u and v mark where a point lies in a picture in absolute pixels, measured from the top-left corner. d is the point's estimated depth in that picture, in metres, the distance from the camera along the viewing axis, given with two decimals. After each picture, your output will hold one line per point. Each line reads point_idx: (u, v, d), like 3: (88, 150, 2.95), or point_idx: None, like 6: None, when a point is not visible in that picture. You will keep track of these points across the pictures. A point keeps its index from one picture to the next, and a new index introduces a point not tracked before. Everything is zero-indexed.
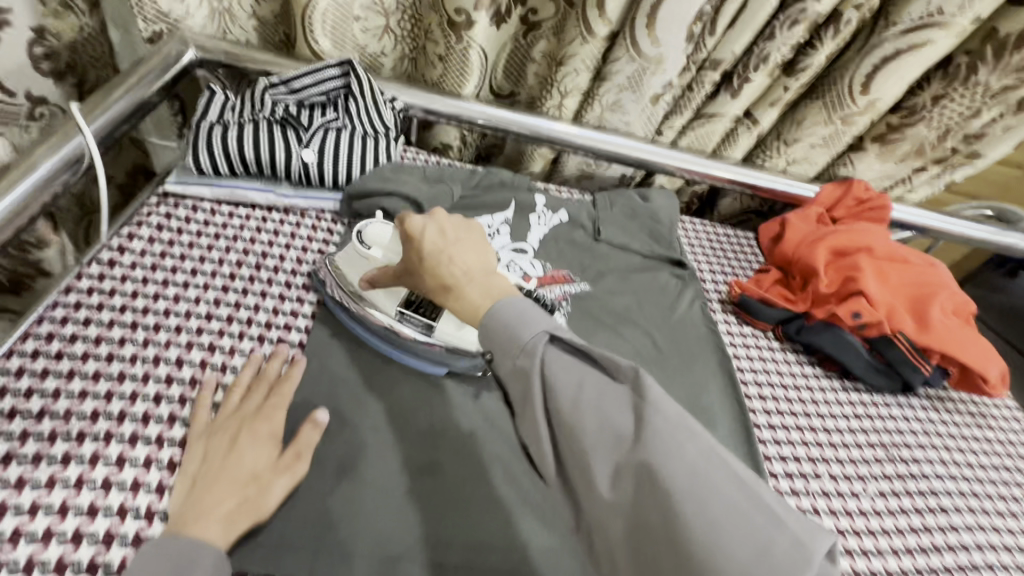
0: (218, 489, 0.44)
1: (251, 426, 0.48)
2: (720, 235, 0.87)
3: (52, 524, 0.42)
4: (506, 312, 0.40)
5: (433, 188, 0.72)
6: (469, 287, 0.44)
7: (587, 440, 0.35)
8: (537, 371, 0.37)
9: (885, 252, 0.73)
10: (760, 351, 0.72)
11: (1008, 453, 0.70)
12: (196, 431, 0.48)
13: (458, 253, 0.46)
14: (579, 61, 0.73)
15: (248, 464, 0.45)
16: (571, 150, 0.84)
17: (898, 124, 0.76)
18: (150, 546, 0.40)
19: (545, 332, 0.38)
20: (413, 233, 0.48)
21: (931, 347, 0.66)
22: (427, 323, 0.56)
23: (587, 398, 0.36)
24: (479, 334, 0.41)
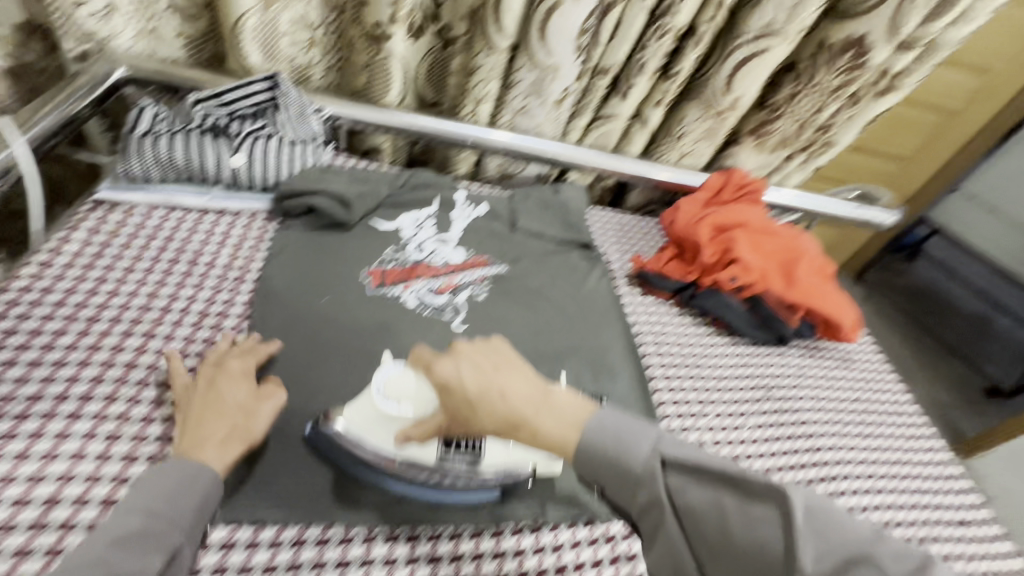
0: (214, 422, 0.51)
1: (219, 374, 0.56)
2: (628, 222, 0.98)
3: (35, 475, 0.48)
4: (603, 436, 0.45)
5: (360, 187, 0.79)
6: (543, 419, 0.47)
7: (733, 551, 0.41)
8: (664, 500, 0.43)
9: (758, 226, 0.85)
10: (659, 316, 0.82)
11: (866, 388, 0.83)
12: (178, 387, 0.55)
13: (508, 384, 0.49)
14: (486, 71, 0.83)
15: (234, 400, 0.54)
16: (490, 152, 0.93)
17: (765, 119, 0.89)
18: (149, 474, 0.47)
19: (656, 457, 0.44)
20: (451, 381, 0.49)
21: (795, 302, 0.78)
22: (473, 457, 0.57)
23: (730, 520, 0.41)
24: (580, 466, 0.45)
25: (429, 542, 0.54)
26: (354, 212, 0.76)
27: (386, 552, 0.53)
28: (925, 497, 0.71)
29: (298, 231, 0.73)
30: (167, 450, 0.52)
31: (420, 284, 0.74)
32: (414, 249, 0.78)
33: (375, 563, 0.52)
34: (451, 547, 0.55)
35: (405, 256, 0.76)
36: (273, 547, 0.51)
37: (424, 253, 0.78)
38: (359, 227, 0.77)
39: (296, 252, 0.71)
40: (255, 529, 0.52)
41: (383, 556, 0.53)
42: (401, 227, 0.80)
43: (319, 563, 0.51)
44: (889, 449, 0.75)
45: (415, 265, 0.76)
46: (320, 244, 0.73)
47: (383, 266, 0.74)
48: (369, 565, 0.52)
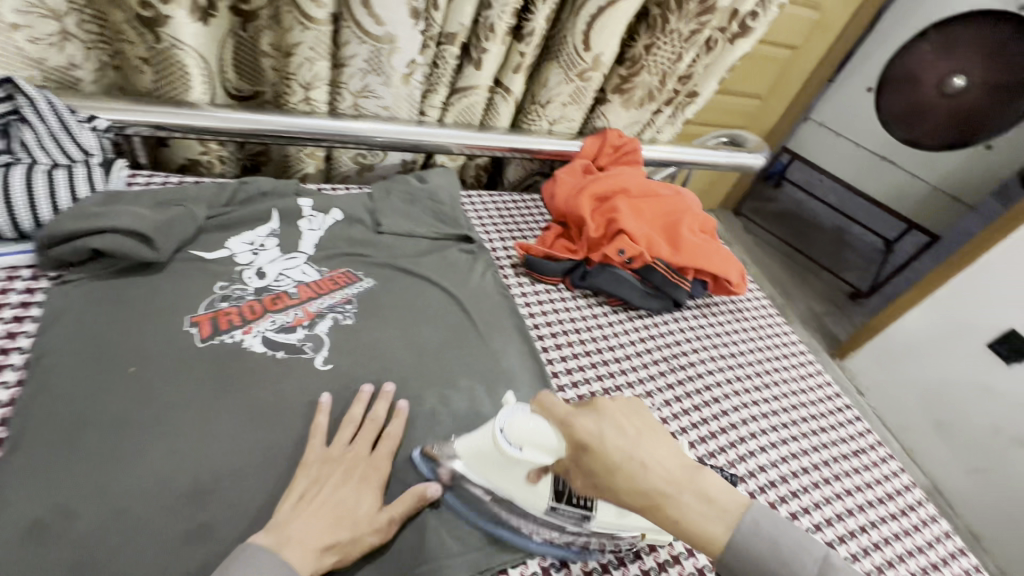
0: (317, 514, 0.46)
1: (365, 471, 0.51)
2: (508, 202, 0.90)
3: None
4: (756, 539, 0.44)
5: (166, 212, 0.62)
6: (684, 498, 0.45)
7: (772, 565, 0.43)
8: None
9: (639, 189, 0.81)
10: (554, 303, 0.76)
11: (759, 337, 0.85)
12: (309, 459, 0.50)
13: (648, 453, 0.46)
14: (308, 49, 0.68)
15: (359, 507, 0.48)
16: (338, 145, 0.79)
17: (626, 74, 0.85)
18: (247, 555, 0.42)
19: (823, 559, 0.43)
20: (588, 441, 0.46)
21: (684, 265, 0.76)
22: (584, 513, 0.51)
23: (779, 542, 0.44)
24: (715, 546, 0.44)
25: None
26: (161, 248, 0.59)
27: None
28: (822, 436, 0.74)
29: (84, 285, 0.56)
30: None
31: (267, 323, 0.60)
32: (253, 275, 0.64)
33: None
34: None
35: (243, 289, 0.62)
36: None
37: (266, 280, 0.64)
38: (175, 262, 0.61)
39: (82, 312, 0.54)
40: None
41: None
42: (234, 253, 0.65)
43: None
44: (785, 395, 0.77)
45: (258, 299, 0.62)
46: (118, 295, 0.57)
47: (213, 309, 0.59)
48: None
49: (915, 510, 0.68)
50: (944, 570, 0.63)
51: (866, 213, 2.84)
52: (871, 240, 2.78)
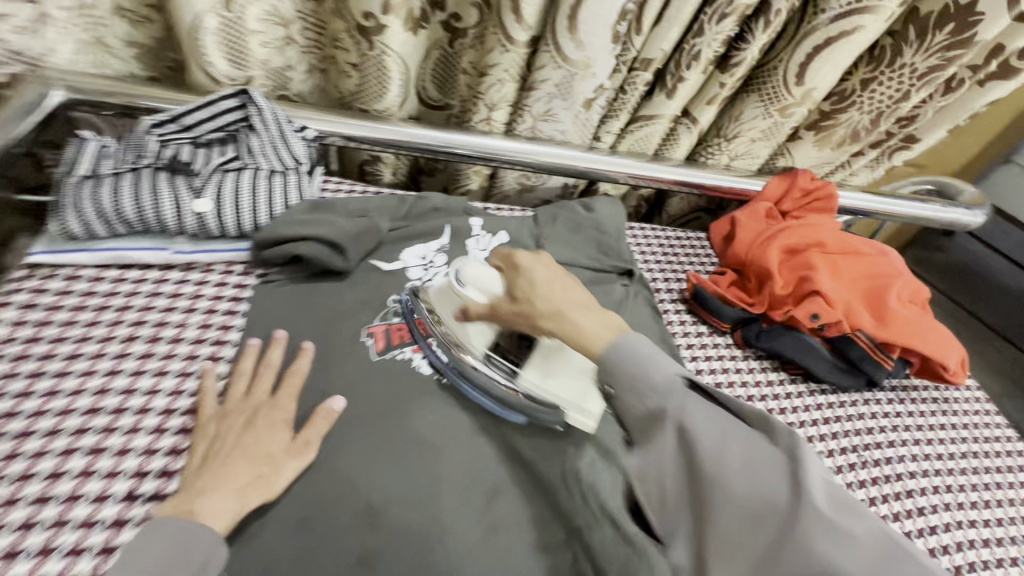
0: (227, 461, 0.46)
1: (265, 415, 0.50)
2: (671, 239, 0.83)
3: (15, 541, 0.42)
4: (629, 347, 0.40)
5: (357, 224, 0.64)
6: (576, 313, 0.46)
7: (709, 470, 0.34)
8: (672, 416, 0.36)
9: (836, 245, 0.71)
10: (722, 362, 0.68)
11: (969, 437, 0.70)
12: (205, 417, 0.49)
13: (566, 292, 0.49)
14: (502, 70, 0.68)
15: (269, 445, 0.47)
16: (507, 165, 0.79)
17: (830, 110, 0.73)
18: (148, 530, 0.40)
19: (680, 376, 0.38)
20: (523, 263, 0.51)
21: (892, 342, 0.64)
22: (514, 368, 0.57)
23: (727, 441, 0.35)
24: (599, 371, 0.41)
25: None
26: (348, 260, 0.62)
27: None
28: None
29: (283, 284, 0.60)
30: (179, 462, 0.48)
31: (434, 344, 0.60)
32: (423, 294, 0.64)
33: None
34: None
35: (413, 305, 0.63)
36: None
37: None
38: (358, 272, 0.64)
39: (281, 314, 0.58)
40: None
41: None
42: (407, 266, 0.66)
43: None
44: (1010, 520, 0.62)
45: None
46: (312, 299, 0.60)
47: (387, 322, 0.60)
48: None
49: None
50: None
51: None
52: None
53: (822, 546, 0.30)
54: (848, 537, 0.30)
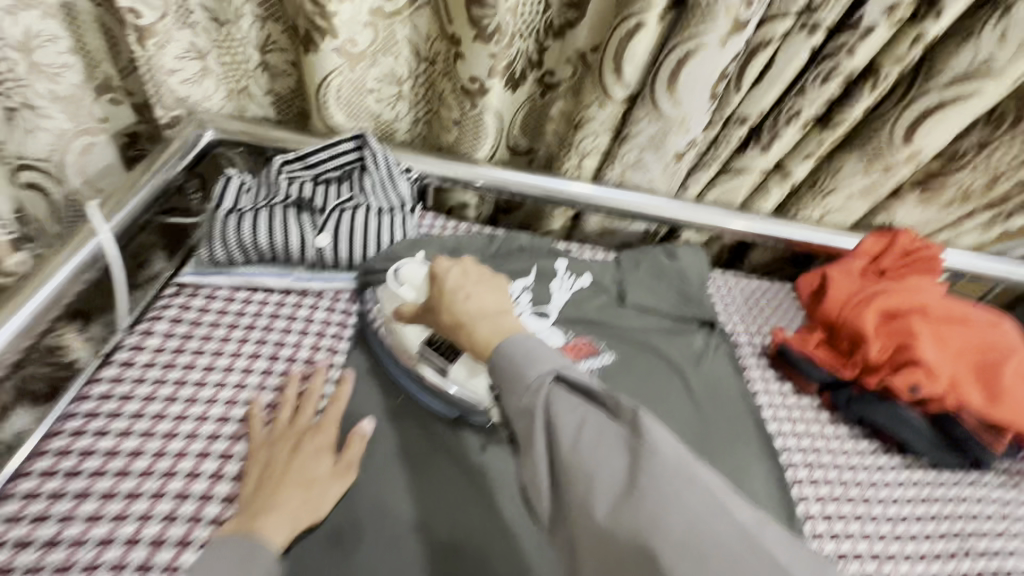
0: (273, 485, 0.50)
1: (310, 438, 0.54)
2: (755, 289, 0.81)
3: (124, 552, 0.47)
4: (515, 347, 0.41)
5: None
6: (480, 325, 0.45)
7: (585, 480, 0.35)
8: (541, 412, 0.38)
9: (941, 311, 0.67)
10: (808, 425, 0.66)
11: None
12: (254, 443, 0.54)
13: (477, 292, 0.48)
14: (598, 123, 0.71)
15: (313, 468, 0.52)
16: (592, 209, 0.81)
17: (939, 170, 0.69)
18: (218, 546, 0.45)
19: (552, 372, 0.39)
20: (437, 273, 0.50)
21: (1003, 424, 0.60)
22: (443, 365, 0.59)
23: (579, 436, 0.36)
24: (490, 370, 0.41)
25: None
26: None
27: None
28: None
29: (384, 315, 0.66)
30: None
31: None
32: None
33: None
34: None
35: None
36: None
37: None
38: None
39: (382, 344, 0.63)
40: None
41: None
42: None
43: None
44: None
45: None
46: None
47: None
48: None
49: None
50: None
51: None
52: None
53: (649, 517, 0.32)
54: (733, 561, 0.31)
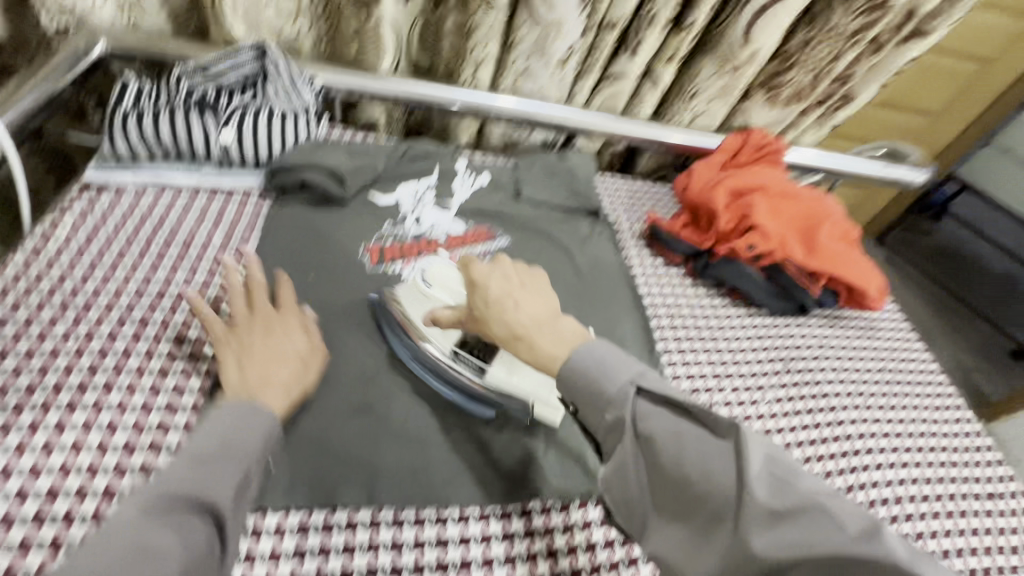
0: (249, 362, 0.49)
1: (276, 324, 0.53)
2: (638, 187, 0.92)
3: (47, 398, 0.50)
4: (585, 359, 0.46)
5: (356, 160, 0.75)
6: (538, 336, 0.50)
7: (689, 474, 0.39)
8: (629, 422, 0.43)
9: (777, 189, 0.80)
10: (673, 287, 0.78)
11: (889, 356, 0.79)
12: (215, 336, 0.52)
13: (522, 300, 0.54)
14: (485, 29, 0.78)
15: (285, 346, 0.52)
16: (493, 118, 0.88)
17: (776, 71, 0.83)
18: (215, 415, 0.42)
19: (630, 384, 0.44)
20: (478, 280, 0.55)
21: (817, 270, 0.74)
22: (480, 365, 0.58)
23: (682, 452, 0.40)
24: (559, 384, 0.47)
25: (438, 547, 0.49)
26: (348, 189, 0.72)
27: (393, 537, 0.49)
28: (950, 470, 0.68)
29: (293, 208, 0.71)
30: (205, 349, 0.57)
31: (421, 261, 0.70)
32: (412, 221, 0.74)
33: (405, 548, 0.49)
34: (461, 554, 0.49)
35: (404, 231, 0.73)
36: (318, 554, 0.47)
37: (421, 227, 0.74)
38: (356, 202, 0.74)
39: (292, 231, 0.69)
40: (320, 535, 0.48)
41: (392, 541, 0.49)
42: (400, 200, 0.76)
43: (349, 549, 0.48)
44: (912, 420, 0.71)
45: (415, 241, 0.73)
46: (316, 221, 0.70)
47: (382, 243, 0.71)
48: (399, 550, 0.49)
49: None
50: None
51: None
52: None
53: (756, 541, 0.35)
54: (786, 520, 0.35)
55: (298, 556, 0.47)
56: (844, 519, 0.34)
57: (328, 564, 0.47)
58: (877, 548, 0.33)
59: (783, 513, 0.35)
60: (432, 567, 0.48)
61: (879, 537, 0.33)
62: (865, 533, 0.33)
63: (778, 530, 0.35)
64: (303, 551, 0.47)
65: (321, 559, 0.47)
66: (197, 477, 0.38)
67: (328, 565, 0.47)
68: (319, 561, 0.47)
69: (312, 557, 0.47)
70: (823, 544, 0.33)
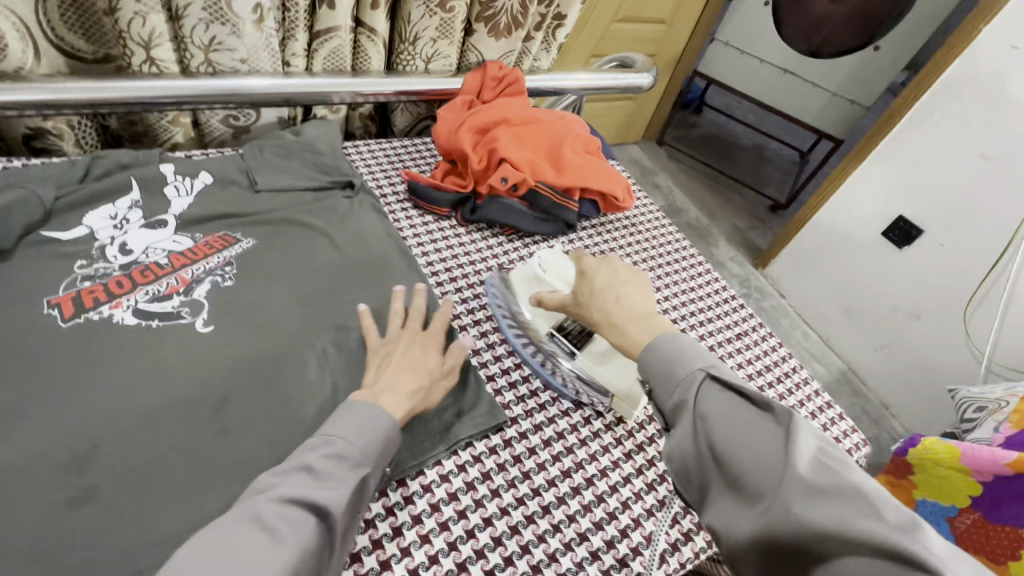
0: (389, 370, 0.53)
1: (423, 341, 0.58)
2: (395, 148, 0.88)
3: None
4: (666, 346, 0.48)
5: (2, 196, 0.57)
6: (631, 326, 0.52)
7: (742, 459, 0.39)
8: (689, 403, 0.44)
9: (518, 117, 0.82)
10: (447, 238, 0.77)
11: (653, 246, 0.88)
12: (371, 347, 0.57)
13: (625, 295, 0.56)
14: (134, 2, 0.63)
15: (419, 360, 0.55)
16: (201, 107, 0.75)
17: (485, 1, 0.83)
18: (346, 409, 0.48)
19: (701, 370, 0.45)
20: (587, 270, 0.59)
21: (569, 186, 0.78)
22: (571, 351, 0.62)
23: (737, 433, 0.41)
24: (639, 364, 0.49)
25: None
26: (3, 236, 0.56)
27: (364, 516, 0.49)
28: (705, 327, 0.78)
29: None
30: None
31: (139, 295, 0.58)
32: (117, 252, 0.61)
33: (379, 520, 0.49)
34: None
35: (106, 266, 0.60)
36: (384, 517, 0.50)
37: (132, 255, 0.62)
38: (25, 247, 0.58)
39: None
40: (381, 502, 0.50)
41: (384, 508, 0.50)
42: (92, 230, 0.62)
43: (390, 511, 0.50)
44: (674, 294, 0.81)
45: (125, 274, 0.59)
46: None
47: (75, 289, 0.56)
48: (394, 513, 0.50)
49: (825, 412, 0.72)
50: (824, 434, 0.69)
51: (783, 129, 2.96)
52: (790, 155, 2.92)
53: (800, 514, 0.35)
54: (826, 496, 0.35)
55: (369, 526, 0.49)
56: (885, 509, 0.34)
57: (378, 531, 0.49)
58: (918, 542, 0.32)
59: (823, 489, 0.35)
60: (409, 524, 0.50)
61: (921, 534, 0.32)
62: (908, 527, 0.33)
63: (821, 505, 0.35)
64: (374, 520, 0.49)
65: (372, 530, 0.49)
66: (310, 480, 0.42)
67: (399, 520, 0.50)
68: (390, 522, 0.49)
69: (381, 522, 0.49)
70: (862, 525, 0.33)
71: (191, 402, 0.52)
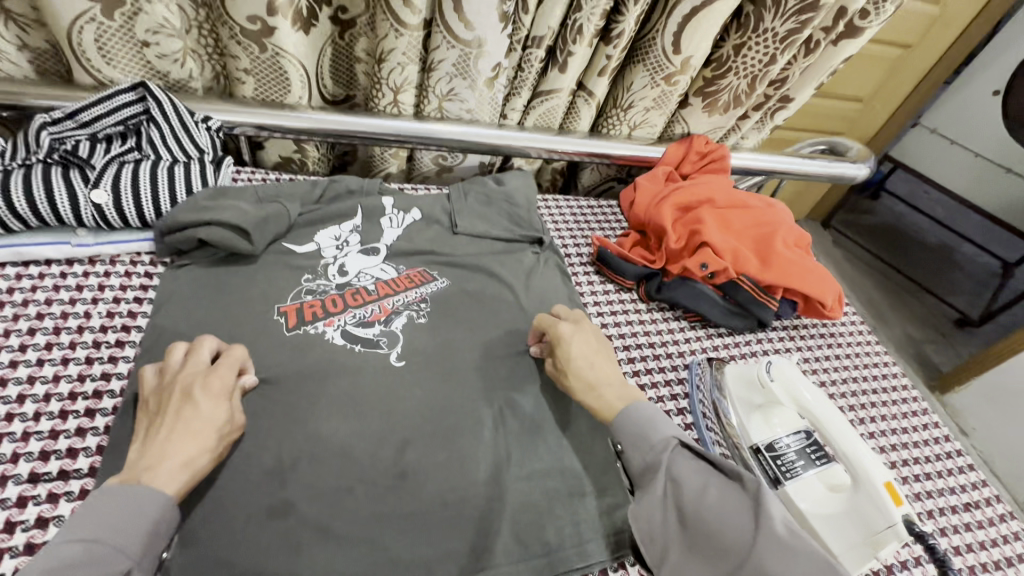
0: (160, 430, 0.45)
1: (200, 383, 0.48)
2: (583, 207, 0.87)
3: None
4: (639, 413, 0.51)
5: (265, 209, 0.65)
6: (609, 391, 0.54)
7: (714, 522, 0.44)
8: (663, 467, 0.47)
9: (724, 200, 0.76)
10: (627, 314, 0.73)
11: (854, 364, 0.76)
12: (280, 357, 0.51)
13: (602, 364, 0.57)
14: (400, 54, 0.70)
15: (197, 417, 0.46)
16: (422, 145, 0.81)
17: (712, 77, 0.80)
18: (107, 491, 0.41)
19: (673, 437, 0.49)
20: (568, 336, 0.58)
21: (773, 283, 0.71)
22: (776, 480, 0.52)
23: (707, 496, 0.45)
24: (615, 425, 0.52)
25: None
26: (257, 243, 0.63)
27: None
28: (920, 485, 0.64)
29: (191, 270, 0.62)
30: (78, 464, 0.49)
31: (348, 318, 0.62)
32: (336, 271, 0.66)
33: None
34: None
35: (326, 283, 0.65)
36: None
37: (348, 277, 0.66)
38: (267, 254, 0.65)
39: (193, 297, 0.59)
40: None
41: None
42: (321, 248, 0.68)
43: None
44: (881, 433, 0.68)
45: (339, 294, 0.64)
46: (222, 281, 0.61)
47: (300, 300, 0.62)
48: None
49: None
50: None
51: (986, 233, 2.52)
52: (992, 265, 2.47)
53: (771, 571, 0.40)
54: (792, 554, 0.40)
55: None
56: None
57: None
58: None
59: (792, 549, 0.40)
60: None
61: None
62: None
63: (791, 563, 0.40)
64: None
65: None
66: None
67: None
68: None
69: None
70: None
71: (377, 438, 0.53)
